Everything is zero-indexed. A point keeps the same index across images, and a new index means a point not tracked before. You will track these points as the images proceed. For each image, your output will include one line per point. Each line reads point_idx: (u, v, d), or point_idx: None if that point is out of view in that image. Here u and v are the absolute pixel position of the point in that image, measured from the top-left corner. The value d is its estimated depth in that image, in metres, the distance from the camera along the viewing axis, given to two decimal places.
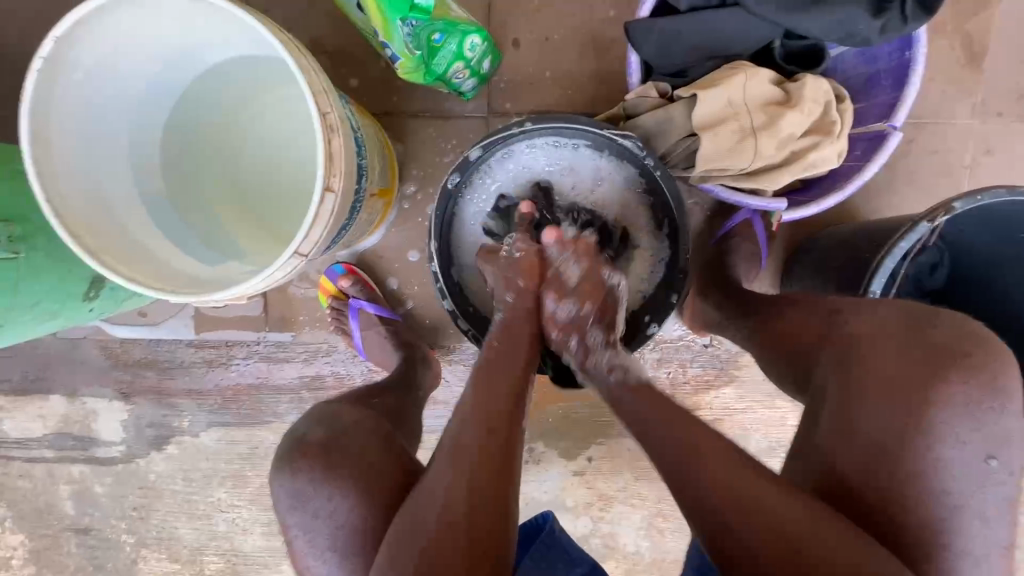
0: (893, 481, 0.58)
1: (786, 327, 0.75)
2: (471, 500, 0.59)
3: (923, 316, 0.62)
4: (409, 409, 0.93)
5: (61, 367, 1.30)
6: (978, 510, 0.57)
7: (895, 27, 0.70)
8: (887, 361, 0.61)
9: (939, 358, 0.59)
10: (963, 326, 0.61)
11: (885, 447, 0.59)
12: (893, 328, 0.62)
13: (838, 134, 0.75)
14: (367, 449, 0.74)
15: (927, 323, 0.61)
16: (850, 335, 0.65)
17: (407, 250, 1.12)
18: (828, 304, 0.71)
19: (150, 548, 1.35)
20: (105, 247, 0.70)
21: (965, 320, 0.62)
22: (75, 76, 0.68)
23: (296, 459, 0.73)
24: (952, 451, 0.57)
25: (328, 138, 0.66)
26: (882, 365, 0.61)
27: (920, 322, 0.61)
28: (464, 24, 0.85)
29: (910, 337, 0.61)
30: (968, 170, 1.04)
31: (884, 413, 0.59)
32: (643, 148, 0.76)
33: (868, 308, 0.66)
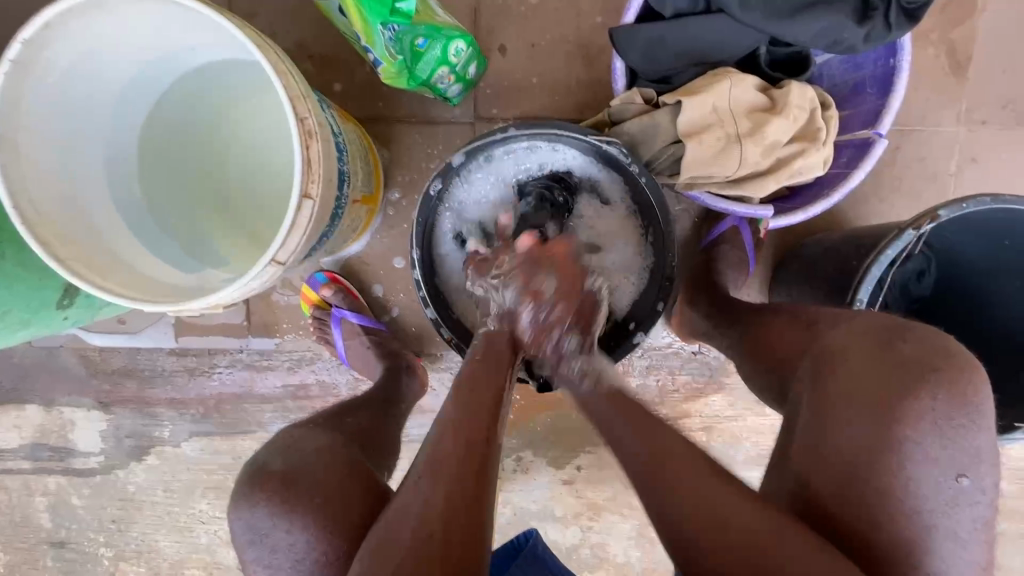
0: (871, 499, 0.57)
1: (771, 339, 0.74)
2: (447, 507, 0.57)
3: (896, 329, 0.61)
4: (384, 428, 0.88)
5: (38, 376, 1.27)
6: (958, 526, 0.56)
7: (879, 35, 0.71)
8: (859, 374, 0.60)
9: (910, 372, 0.58)
10: (937, 341, 0.59)
11: (859, 464, 0.58)
12: (867, 342, 0.61)
13: (823, 141, 0.74)
14: (328, 475, 0.69)
15: (899, 337, 0.60)
16: (826, 349, 0.64)
17: (393, 257, 1.11)
18: (813, 316, 0.70)
19: (129, 561, 1.32)
20: (77, 255, 0.68)
21: (941, 336, 0.60)
22: (46, 80, 0.66)
23: (256, 488, 0.68)
24: (937, 466, 0.56)
25: (306, 144, 0.65)
26: (854, 379, 0.60)
27: (902, 334, 0.60)
28: (448, 29, 0.84)
29: (880, 352, 0.60)
30: (954, 177, 1.04)
31: (859, 428, 0.58)
32: (628, 155, 0.74)
33: (851, 320, 0.65)
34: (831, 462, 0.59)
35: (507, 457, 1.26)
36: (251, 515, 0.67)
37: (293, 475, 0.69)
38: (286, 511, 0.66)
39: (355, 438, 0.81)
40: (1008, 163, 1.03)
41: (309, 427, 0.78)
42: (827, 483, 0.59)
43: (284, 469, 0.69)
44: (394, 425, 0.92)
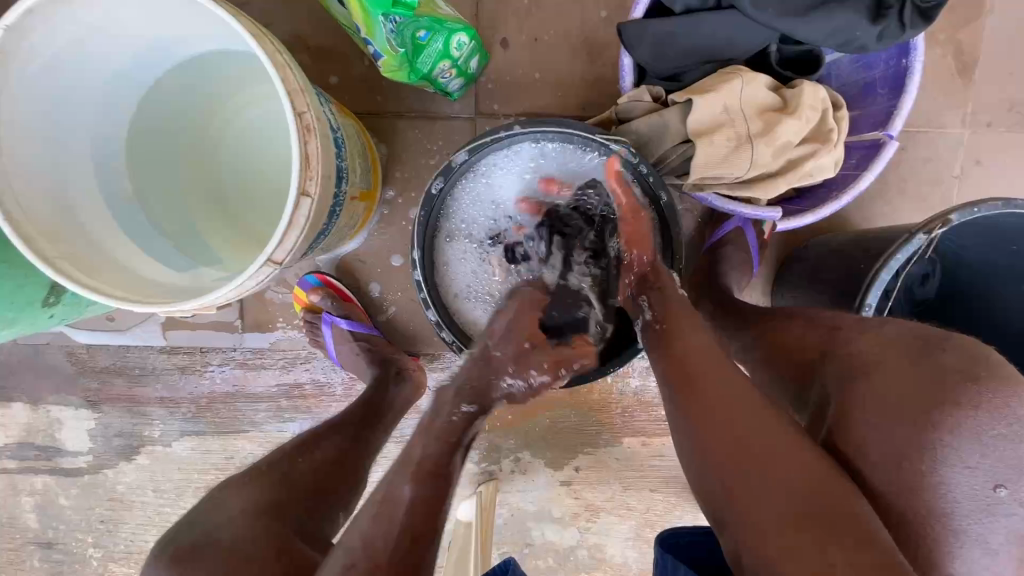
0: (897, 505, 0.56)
1: (788, 344, 0.73)
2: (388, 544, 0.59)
3: (931, 340, 0.60)
4: (343, 464, 0.83)
5: (24, 374, 1.24)
6: (993, 538, 0.55)
7: (892, 35, 0.69)
8: (891, 382, 0.59)
9: (945, 383, 0.57)
10: (975, 351, 0.59)
11: (892, 473, 0.57)
12: (903, 352, 0.60)
13: (835, 143, 0.73)
14: (245, 548, 0.67)
15: (938, 347, 0.60)
16: (852, 358, 0.63)
17: (390, 255, 1.08)
18: (833, 321, 0.70)
19: (118, 562, 1.29)
20: (62, 254, 0.65)
21: (977, 346, 0.60)
22: (30, 69, 0.63)
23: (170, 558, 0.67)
24: (980, 480, 0.55)
25: (304, 139, 0.62)
26: (890, 389, 0.59)
27: (936, 346, 0.60)
28: (451, 22, 0.82)
29: (918, 361, 0.59)
30: (958, 180, 1.03)
31: (889, 440, 0.57)
32: (637, 156, 0.73)
33: (875, 328, 0.65)
34: (857, 469, 0.59)
35: (505, 458, 1.25)
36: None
37: (206, 537, 0.69)
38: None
39: (299, 488, 0.77)
40: (1013, 165, 1.02)
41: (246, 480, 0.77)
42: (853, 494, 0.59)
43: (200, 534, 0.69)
44: (366, 453, 0.88)
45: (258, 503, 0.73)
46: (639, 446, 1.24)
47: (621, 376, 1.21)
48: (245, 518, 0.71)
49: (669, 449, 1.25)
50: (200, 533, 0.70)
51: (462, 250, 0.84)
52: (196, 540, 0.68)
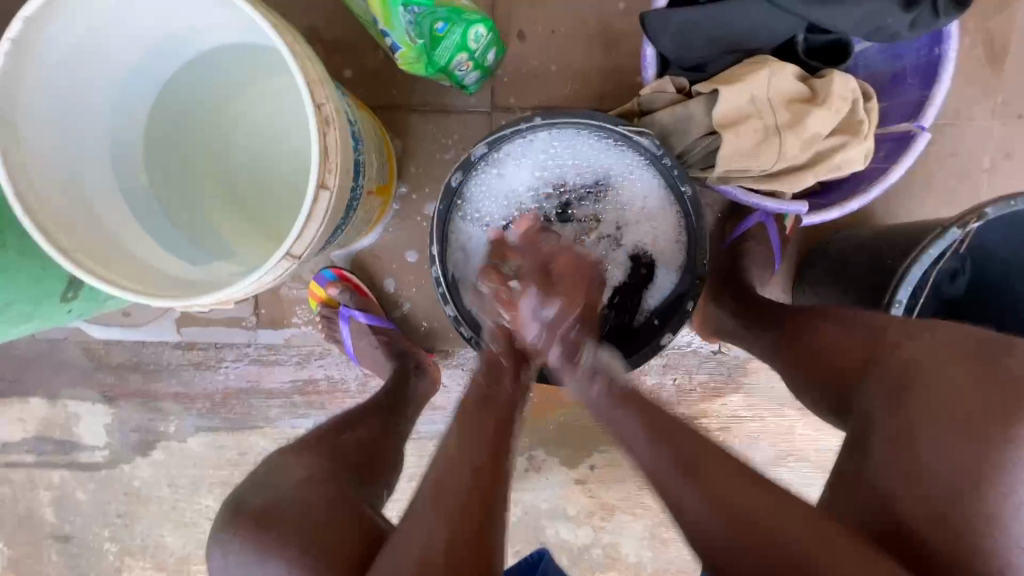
0: (955, 519, 0.53)
1: (829, 349, 0.71)
2: (456, 531, 0.56)
3: (995, 345, 0.56)
4: (383, 446, 0.87)
5: (41, 368, 1.24)
6: None
7: (925, 22, 0.68)
8: (948, 390, 0.56)
9: (1015, 392, 0.53)
10: None
11: (958, 489, 0.53)
12: (961, 357, 0.57)
13: (866, 133, 0.70)
14: (311, 510, 0.69)
15: (1004, 352, 0.55)
16: (903, 363, 0.60)
17: (405, 251, 1.07)
18: (877, 321, 0.67)
19: (134, 556, 1.31)
20: (81, 248, 0.65)
21: None
22: (50, 60, 0.62)
23: (234, 524, 0.69)
24: None
25: (323, 131, 0.61)
26: (946, 398, 0.56)
27: (1004, 351, 0.55)
28: (469, 13, 0.81)
29: (980, 367, 0.55)
30: (987, 174, 1.00)
31: (947, 456, 0.54)
32: (660, 147, 0.72)
33: (926, 329, 0.62)
34: (917, 488, 0.55)
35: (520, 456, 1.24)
36: (228, 553, 0.68)
37: (270, 508, 0.69)
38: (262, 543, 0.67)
39: (351, 461, 0.80)
40: None
41: (300, 452, 0.79)
42: (904, 507, 0.56)
43: (263, 504, 0.70)
44: (397, 437, 0.91)
45: (318, 470, 0.76)
46: None
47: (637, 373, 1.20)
48: (306, 488, 0.72)
49: None
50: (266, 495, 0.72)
51: (479, 241, 0.82)
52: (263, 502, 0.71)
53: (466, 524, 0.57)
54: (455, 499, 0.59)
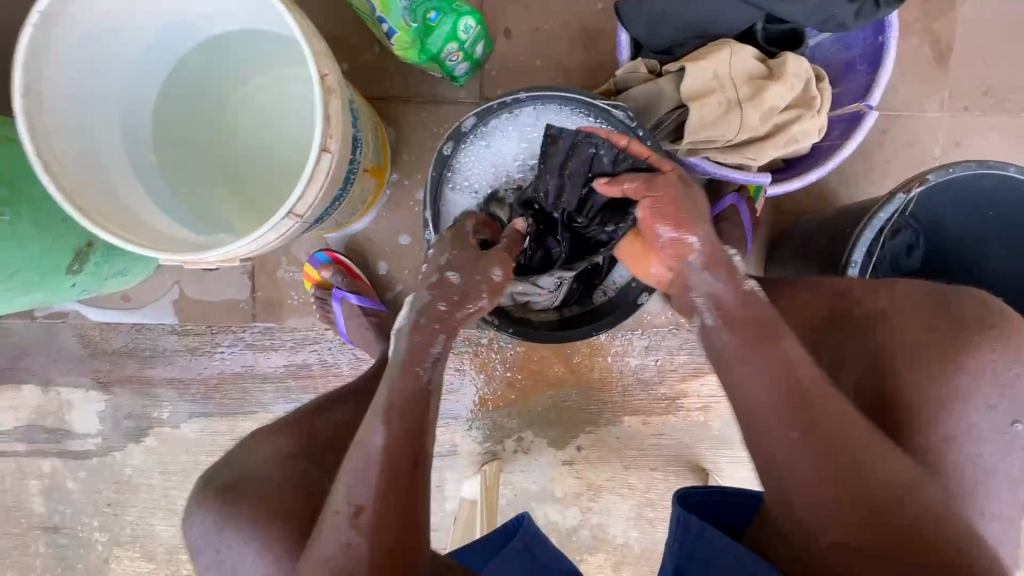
0: (919, 441, 0.65)
1: (802, 306, 0.79)
2: (376, 539, 0.64)
3: (947, 295, 0.69)
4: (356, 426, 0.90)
5: (36, 356, 1.26)
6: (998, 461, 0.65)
7: (869, 12, 0.75)
8: (908, 331, 0.68)
9: (966, 328, 0.65)
10: (983, 300, 0.67)
11: (917, 413, 0.65)
12: (920, 305, 0.69)
13: (818, 109, 0.78)
14: (271, 492, 0.81)
15: (955, 299, 0.68)
16: (873, 313, 0.71)
17: (398, 234, 1.12)
18: (843, 284, 0.76)
19: (124, 546, 1.31)
20: (91, 207, 0.69)
21: (991, 298, 0.68)
22: (73, 35, 0.68)
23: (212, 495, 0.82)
24: (995, 412, 0.64)
25: (326, 99, 0.67)
26: (910, 338, 0.68)
27: (951, 297, 0.68)
28: (459, 4, 0.87)
29: (934, 312, 0.68)
30: (939, 161, 1.09)
31: (911, 387, 0.66)
32: (634, 119, 0.78)
33: (890, 286, 0.72)
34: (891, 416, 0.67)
35: (509, 438, 1.28)
36: (198, 523, 0.82)
37: (237, 483, 0.83)
38: (232, 517, 0.80)
39: (320, 442, 0.87)
40: (990, 147, 1.08)
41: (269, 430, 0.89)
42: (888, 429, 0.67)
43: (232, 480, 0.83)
44: None
45: (283, 451, 0.86)
46: (638, 425, 1.27)
47: (621, 355, 1.25)
48: (271, 466, 0.84)
49: (668, 429, 1.27)
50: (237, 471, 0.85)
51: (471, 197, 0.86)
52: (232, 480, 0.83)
53: (389, 532, 0.65)
54: (376, 510, 0.65)
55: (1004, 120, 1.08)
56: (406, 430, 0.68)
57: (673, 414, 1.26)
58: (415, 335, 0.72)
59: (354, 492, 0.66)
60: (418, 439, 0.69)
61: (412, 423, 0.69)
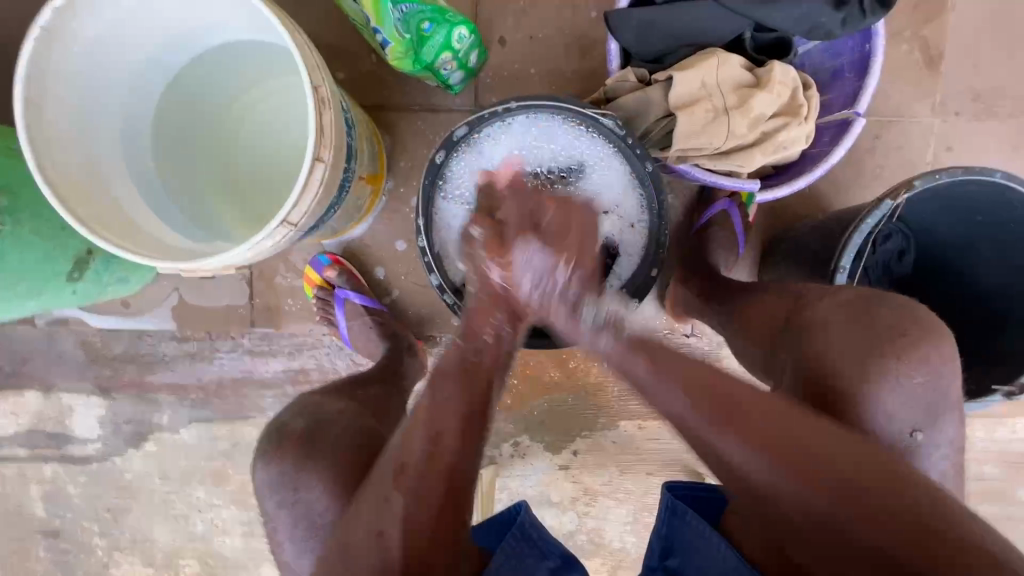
0: None
1: (753, 318, 0.82)
2: (426, 501, 0.62)
3: (872, 298, 0.71)
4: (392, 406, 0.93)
5: (38, 361, 1.27)
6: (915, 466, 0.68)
7: (855, 20, 0.76)
8: (835, 337, 0.70)
9: (885, 335, 0.68)
10: (905, 308, 0.70)
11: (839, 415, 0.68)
12: (846, 309, 0.71)
13: (805, 116, 0.79)
14: (344, 443, 0.78)
15: (877, 304, 0.70)
16: (808, 319, 0.73)
17: (394, 240, 1.14)
18: (796, 291, 0.79)
19: (123, 551, 1.32)
20: (92, 216, 0.70)
21: (913, 303, 0.71)
22: (72, 49, 0.69)
23: (280, 443, 0.79)
24: (901, 417, 0.67)
25: (319, 110, 0.68)
26: (836, 345, 0.70)
27: (878, 302, 0.71)
28: (452, 15, 0.89)
29: (860, 318, 0.70)
30: (930, 166, 1.10)
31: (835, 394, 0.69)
32: (622, 128, 0.79)
33: (830, 293, 0.74)
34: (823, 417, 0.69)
35: (505, 442, 1.28)
36: (271, 469, 0.78)
37: (315, 430, 0.80)
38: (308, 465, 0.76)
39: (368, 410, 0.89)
40: (981, 151, 1.09)
41: (326, 394, 0.90)
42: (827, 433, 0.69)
43: (308, 426, 0.80)
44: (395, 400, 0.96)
45: (350, 409, 0.86)
46: (634, 429, 1.27)
47: None
48: (345, 421, 0.82)
49: (664, 434, 1.27)
50: (310, 419, 0.82)
51: (463, 204, 0.86)
52: (308, 427, 0.80)
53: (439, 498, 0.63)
54: (424, 471, 0.64)
55: (995, 126, 1.09)
56: (451, 394, 0.68)
57: (669, 419, 1.27)
58: (472, 315, 0.73)
59: (404, 452, 0.65)
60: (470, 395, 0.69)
61: (456, 389, 0.69)
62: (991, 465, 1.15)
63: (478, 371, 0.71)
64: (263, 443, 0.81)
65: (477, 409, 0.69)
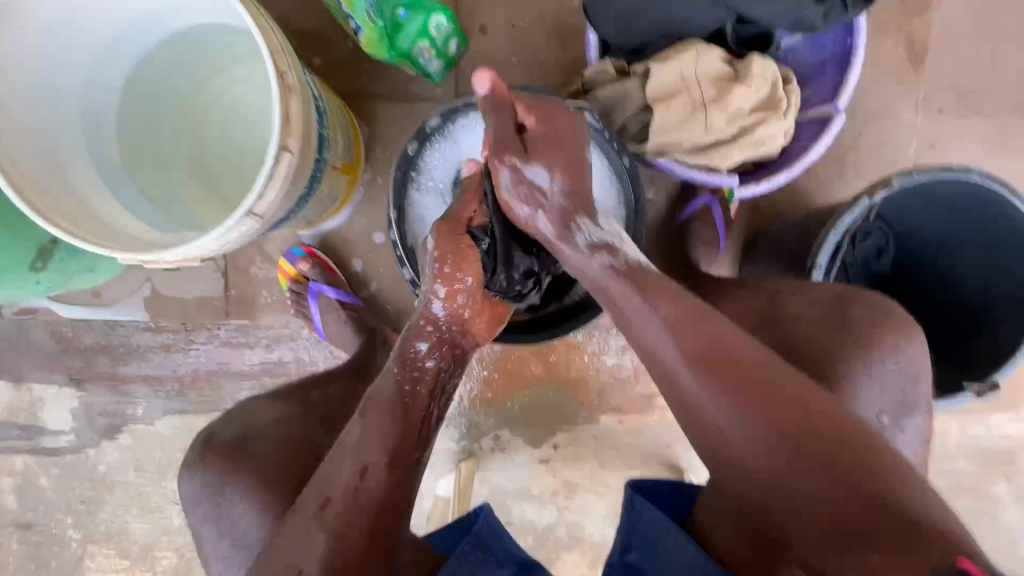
0: None
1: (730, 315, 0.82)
2: (340, 542, 0.62)
3: (846, 298, 0.75)
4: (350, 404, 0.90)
5: (7, 352, 1.24)
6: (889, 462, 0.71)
7: (837, 14, 0.75)
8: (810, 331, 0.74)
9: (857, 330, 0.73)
10: (878, 302, 0.74)
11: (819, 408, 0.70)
12: (822, 305, 0.75)
13: (784, 112, 0.78)
14: (274, 456, 0.81)
15: (851, 302, 0.74)
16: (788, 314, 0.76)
17: (373, 232, 1.12)
18: (771, 287, 0.80)
19: (98, 544, 1.30)
20: (50, 206, 0.68)
21: (884, 299, 0.75)
22: (27, 30, 0.67)
23: (209, 458, 0.82)
24: (876, 405, 0.72)
25: (285, 97, 0.66)
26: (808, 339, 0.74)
27: (851, 297, 0.75)
28: (428, 2, 0.87)
29: (833, 315, 0.74)
30: (912, 163, 1.09)
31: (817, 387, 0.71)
32: (600, 120, 0.77)
33: (806, 290, 0.77)
34: None
35: (486, 436, 1.28)
36: (201, 479, 0.81)
37: (245, 444, 0.82)
38: (235, 482, 0.80)
39: (320, 416, 0.87)
40: (963, 149, 1.09)
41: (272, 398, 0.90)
42: None
43: (239, 437, 0.83)
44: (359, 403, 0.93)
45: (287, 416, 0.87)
46: (615, 424, 1.27)
47: (598, 355, 1.25)
48: (278, 431, 0.84)
49: (645, 428, 1.27)
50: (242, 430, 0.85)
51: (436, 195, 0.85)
52: (240, 438, 0.83)
53: (355, 540, 0.63)
54: (343, 511, 0.63)
55: (978, 122, 1.08)
56: (381, 427, 0.68)
57: (649, 413, 1.27)
58: (409, 341, 0.74)
59: (327, 483, 0.65)
60: (401, 429, 0.69)
61: (387, 422, 0.68)
62: (967, 460, 1.16)
63: (412, 407, 0.71)
64: (193, 453, 0.84)
65: (410, 435, 0.70)
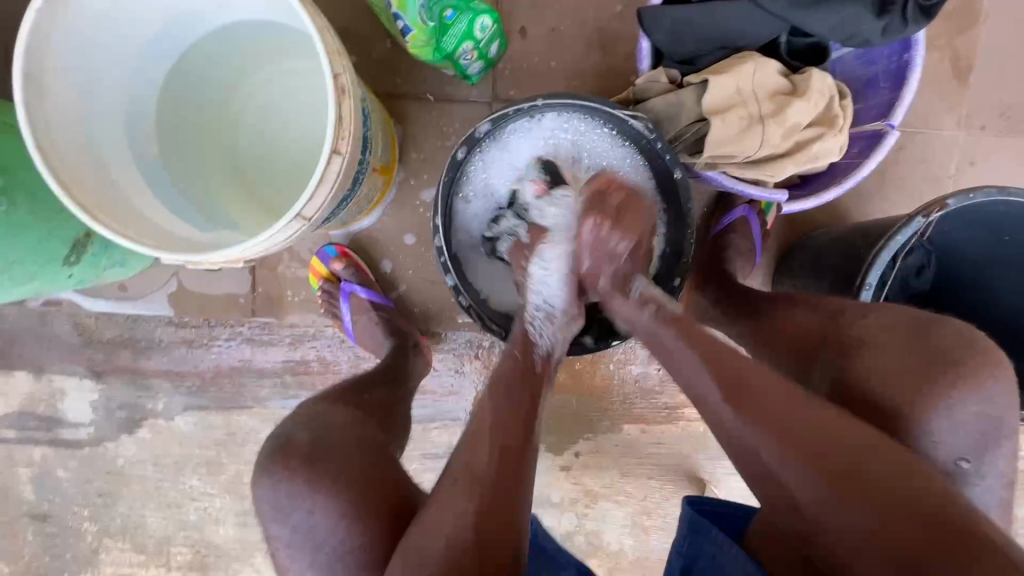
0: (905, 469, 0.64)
1: (790, 329, 0.80)
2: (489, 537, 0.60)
3: (922, 322, 0.68)
4: (397, 410, 0.92)
5: (30, 342, 1.23)
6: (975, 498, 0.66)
7: (895, 29, 0.72)
8: (884, 360, 0.68)
9: (941, 356, 0.65)
10: (965, 332, 0.66)
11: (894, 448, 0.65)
12: (900, 330, 0.68)
13: (841, 127, 0.76)
14: (357, 457, 0.75)
15: (932, 329, 0.67)
16: (854, 337, 0.71)
17: (403, 234, 1.11)
18: (835, 306, 0.76)
19: (113, 537, 1.29)
20: (94, 202, 0.67)
21: (969, 329, 0.67)
22: (76, 22, 0.66)
23: (285, 463, 0.73)
24: (955, 449, 0.64)
25: (339, 99, 0.65)
26: (877, 364, 0.68)
27: (933, 323, 0.67)
28: (476, 3, 0.86)
29: (913, 344, 0.67)
30: (953, 180, 1.08)
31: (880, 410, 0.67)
32: (654, 131, 0.76)
33: (877, 310, 0.71)
34: None
35: None
36: (277, 491, 0.72)
37: (319, 449, 0.75)
38: (316, 485, 0.72)
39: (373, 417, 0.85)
40: (1004, 166, 1.07)
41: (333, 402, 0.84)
42: None
43: (311, 443, 0.75)
44: (404, 404, 0.95)
45: (354, 419, 0.81)
46: (638, 433, 1.26)
47: (624, 363, 1.24)
48: (350, 431, 0.78)
49: (667, 438, 1.26)
50: (314, 434, 0.77)
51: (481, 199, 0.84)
52: (311, 443, 0.75)
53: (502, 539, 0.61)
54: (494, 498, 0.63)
55: (1019, 140, 1.07)
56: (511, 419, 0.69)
57: (674, 424, 1.25)
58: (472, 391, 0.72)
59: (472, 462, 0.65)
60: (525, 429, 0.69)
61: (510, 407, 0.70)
62: None
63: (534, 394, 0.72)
64: (263, 459, 0.75)
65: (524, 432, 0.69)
